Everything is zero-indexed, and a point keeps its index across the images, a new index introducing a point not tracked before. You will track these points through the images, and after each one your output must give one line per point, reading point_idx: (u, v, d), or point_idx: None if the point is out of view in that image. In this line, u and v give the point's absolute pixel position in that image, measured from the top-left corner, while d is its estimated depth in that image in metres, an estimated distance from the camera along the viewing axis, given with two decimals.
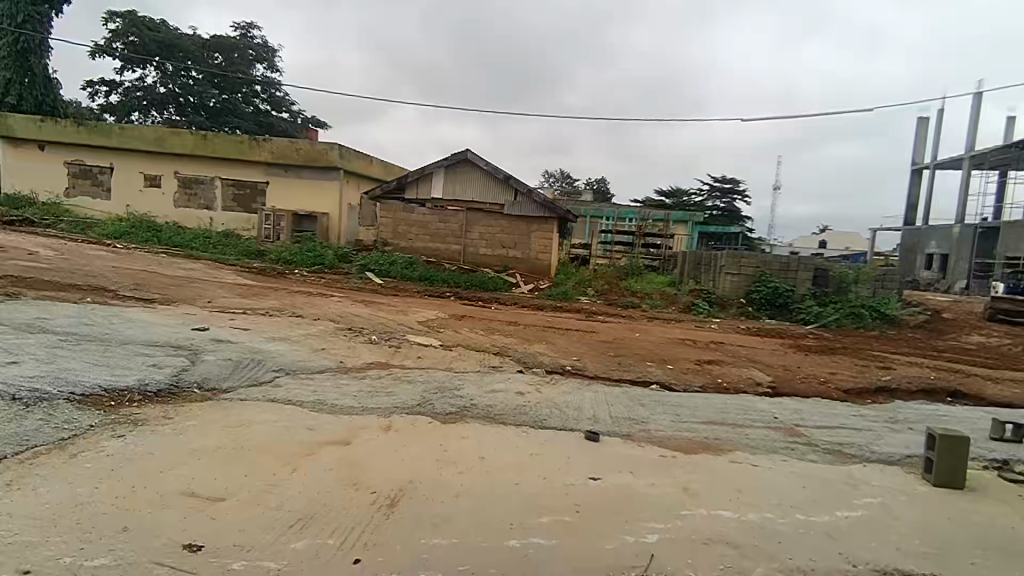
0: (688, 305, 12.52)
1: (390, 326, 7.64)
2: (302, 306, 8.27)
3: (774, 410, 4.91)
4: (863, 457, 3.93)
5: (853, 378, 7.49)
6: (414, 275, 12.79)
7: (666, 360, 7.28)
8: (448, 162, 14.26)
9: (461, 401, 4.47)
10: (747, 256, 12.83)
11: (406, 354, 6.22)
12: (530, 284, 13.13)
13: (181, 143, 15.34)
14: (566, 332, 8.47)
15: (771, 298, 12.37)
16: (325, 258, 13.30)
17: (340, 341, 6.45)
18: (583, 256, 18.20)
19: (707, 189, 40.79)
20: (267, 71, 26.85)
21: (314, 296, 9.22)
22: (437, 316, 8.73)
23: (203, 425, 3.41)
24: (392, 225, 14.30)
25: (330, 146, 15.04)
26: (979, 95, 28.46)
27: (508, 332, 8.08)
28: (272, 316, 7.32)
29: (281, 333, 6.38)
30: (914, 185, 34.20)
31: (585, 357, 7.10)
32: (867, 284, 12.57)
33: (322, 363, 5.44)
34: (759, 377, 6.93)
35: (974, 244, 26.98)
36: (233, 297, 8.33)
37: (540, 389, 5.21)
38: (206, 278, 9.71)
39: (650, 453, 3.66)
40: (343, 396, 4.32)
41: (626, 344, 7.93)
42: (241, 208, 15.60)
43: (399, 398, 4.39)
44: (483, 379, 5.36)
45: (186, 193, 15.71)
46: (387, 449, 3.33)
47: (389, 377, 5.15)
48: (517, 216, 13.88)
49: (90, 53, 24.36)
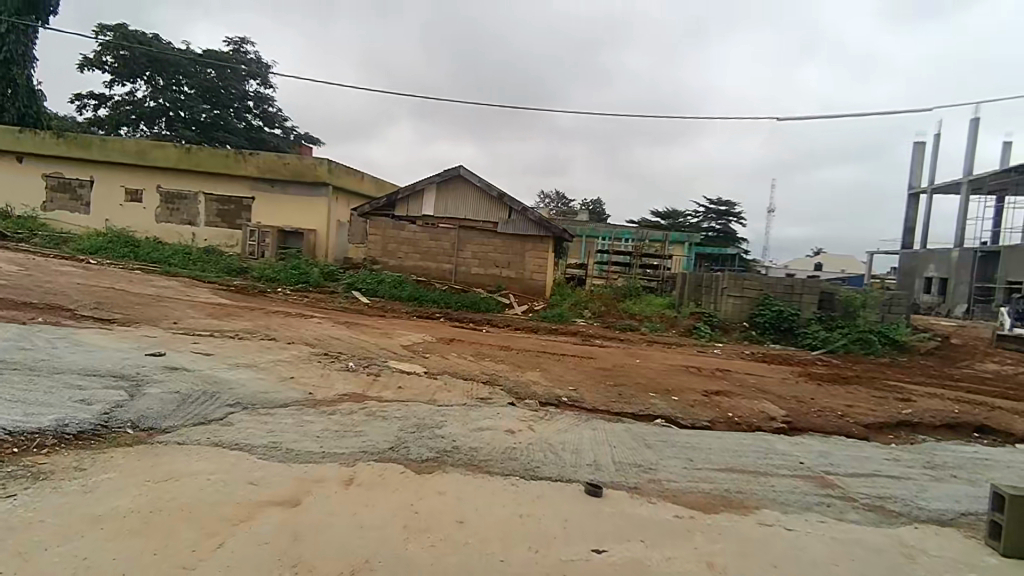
0: (688, 329, 11.99)
1: (371, 351, 7.04)
2: (278, 328, 7.67)
3: (799, 454, 4.33)
4: (911, 516, 3.34)
5: (873, 411, 6.91)
6: (402, 295, 12.22)
7: (670, 390, 6.69)
8: (440, 177, 13.77)
9: (441, 443, 3.87)
10: (750, 278, 12.32)
11: (385, 384, 5.62)
12: (524, 305, 12.58)
13: (164, 157, 14.85)
14: (561, 357, 7.89)
15: (776, 322, 11.84)
16: (309, 276, 12.73)
17: (313, 368, 5.84)
18: (580, 276, 17.64)
19: (703, 210, 40.58)
20: (260, 86, 26.50)
21: (293, 317, 8.62)
22: (424, 340, 8.13)
23: (120, 480, 2.81)
24: (381, 242, 13.76)
25: (319, 161, 14.57)
26: (977, 118, 28.40)
27: (499, 358, 7.49)
28: (242, 340, 6.72)
29: (247, 360, 5.77)
30: (910, 209, 34.01)
31: (582, 387, 6.51)
32: (875, 308, 12.05)
33: (289, 395, 4.84)
34: (773, 410, 6.35)
35: (974, 267, 26.64)
36: (203, 318, 7.72)
37: (533, 426, 4.61)
38: (178, 296, 9.12)
39: (664, 512, 3.07)
40: (303, 437, 3.72)
41: (626, 372, 7.34)
42: (225, 224, 15.03)
43: (368, 440, 3.79)
44: (468, 415, 4.76)
45: (168, 208, 15.15)
46: (344, 509, 2.72)
47: (363, 411, 4.54)
48: (510, 234, 13.38)
49: (79, 66, 23.96)
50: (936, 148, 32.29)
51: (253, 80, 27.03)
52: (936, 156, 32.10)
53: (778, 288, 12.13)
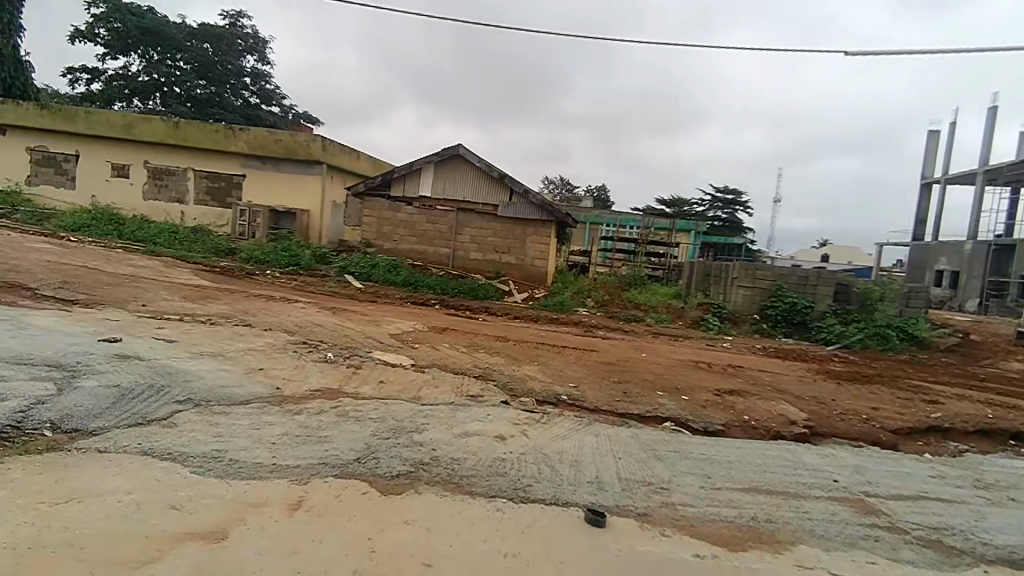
0: (696, 320, 11.44)
1: (355, 340, 6.49)
2: (258, 312, 7.13)
3: (832, 471, 3.77)
4: (975, 555, 2.79)
5: (900, 414, 6.35)
6: (397, 279, 11.67)
7: (679, 389, 6.12)
8: (438, 157, 13.14)
9: (418, 453, 3.31)
10: (762, 268, 11.71)
11: (366, 378, 5.05)
12: (524, 293, 12.02)
13: (152, 132, 14.24)
14: (561, 350, 7.34)
15: (788, 315, 11.28)
16: (300, 259, 12.17)
17: (286, 359, 5.29)
18: (582, 264, 17.06)
19: (709, 198, 39.91)
20: (257, 62, 25.78)
21: (275, 301, 8.06)
22: (414, 328, 7.58)
23: (4, 502, 2.26)
24: (376, 224, 13.17)
25: (313, 138, 13.94)
26: (995, 107, 27.55)
27: (494, 349, 6.93)
28: (213, 325, 6.17)
29: (214, 348, 5.23)
30: (923, 199, 33.24)
31: (583, 384, 5.96)
32: (894, 302, 11.43)
33: (253, 390, 4.30)
34: (792, 413, 5.80)
35: (988, 260, 25.96)
36: (176, 300, 7.18)
37: (528, 431, 4.05)
38: (155, 277, 8.58)
39: (682, 550, 2.51)
40: (253, 444, 3.16)
41: (632, 367, 6.80)
42: (215, 202, 14.43)
43: (332, 448, 3.23)
44: (455, 417, 4.20)
45: (156, 185, 14.55)
46: (281, 546, 2.16)
47: (333, 411, 3.99)
48: (511, 218, 12.78)
49: (70, 38, 23.26)
50: (952, 137, 31.48)
51: (250, 55, 26.31)
52: (951, 146, 31.31)
53: (792, 278, 11.53)
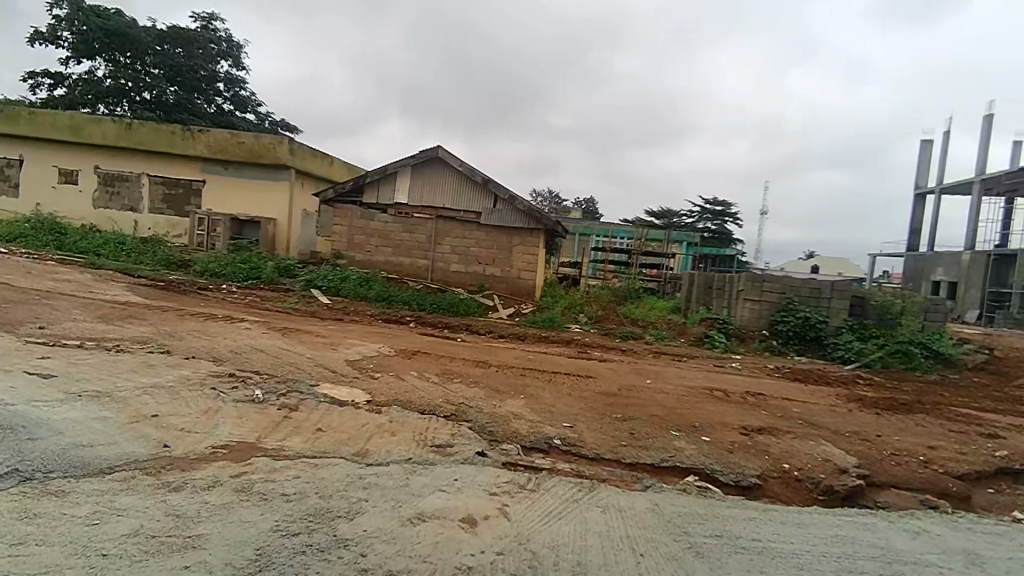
0: (699, 338, 10.37)
1: (299, 369, 5.31)
2: (187, 335, 5.93)
3: (941, 569, 2.65)
4: None
5: (963, 452, 5.25)
6: (369, 294, 10.51)
7: (698, 427, 5.01)
8: (415, 159, 11.95)
9: (336, 565, 2.17)
10: (770, 280, 10.65)
11: (298, 424, 3.88)
12: (510, 309, 10.91)
13: (102, 134, 13.01)
14: (552, 377, 6.19)
15: (801, 331, 10.22)
16: (261, 272, 10.98)
17: (198, 401, 4.12)
18: (573, 276, 15.96)
19: (698, 210, 39.17)
20: (231, 67, 24.56)
21: (216, 320, 6.87)
22: (378, 352, 6.40)
23: None
24: (347, 234, 12.02)
25: (279, 139, 12.78)
26: (990, 116, 27.04)
27: (472, 378, 5.77)
28: (121, 354, 4.99)
29: (104, 388, 4.06)
30: (917, 210, 32.66)
31: (581, 423, 4.81)
32: (916, 316, 10.38)
33: (129, 450, 3.15)
34: (839, 458, 4.70)
35: (988, 271, 25.23)
36: (89, 322, 5.98)
37: (507, 508, 2.90)
38: (77, 293, 7.36)
39: None
40: (65, 565, 2.03)
41: (637, 399, 5.67)
42: (171, 210, 13.17)
43: (195, 563, 2.09)
44: (407, 486, 3.03)
45: (107, 192, 13.29)
46: None
47: (231, 485, 2.84)
48: (495, 226, 11.64)
49: (29, 41, 21.95)
50: (945, 147, 30.99)
51: (223, 60, 25.13)
52: (945, 154, 30.76)
53: (804, 291, 10.50)
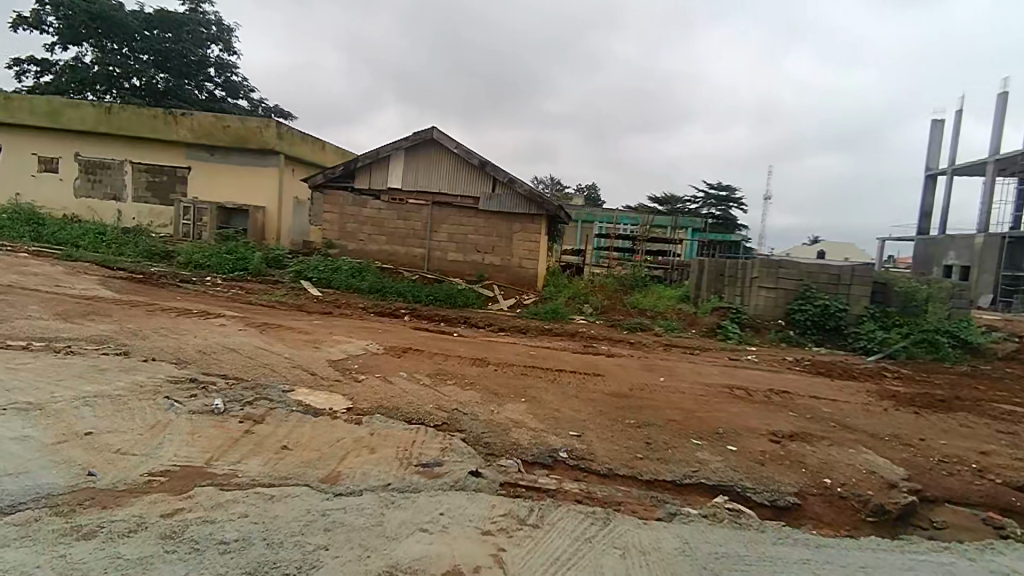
0: (711, 328, 9.79)
1: (274, 371, 4.74)
2: (152, 334, 5.37)
3: None
4: None
5: (1018, 459, 4.67)
6: (362, 284, 9.94)
7: (722, 433, 4.44)
8: (408, 142, 11.29)
9: None
10: (786, 266, 10.07)
11: (260, 441, 3.32)
12: (511, 299, 10.34)
13: (81, 119, 12.40)
14: (557, 377, 5.62)
15: (820, 320, 9.62)
16: (248, 262, 10.42)
17: (148, 413, 3.56)
18: (577, 264, 15.35)
19: (702, 196, 38.46)
20: (222, 51, 23.80)
21: (189, 315, 6.30)
22: (365, 350, 5.84)
23: None
24: (339, 222, 11.43)
25: (266, 123, 12.15)
26: (1005, 93, 26.14)
27: (468, 378, 5.20)
28: (70, 357, 4.43)
29: (37, 400, 3.50)
30: (928, 193, 31.85)
31: (589, 431, 4.25)
32: (942, 303, 9.75)
33: (42, 481, 2.59)
34: (884, 469, 4.13)
35: (1002, 254, 24.49)
36: (45, 320, 5.42)
37: (503, 555, 2.34)
38: (42, 288, 6.80)
39: None
40: None
41: (651, 401, 5.09)
42: (156, 199, 12.58)
43: None
44: (380, 524, 2.47)
45: (89, 181, 12.69)
46: None
47: (156, 530, 2.28)
48: (494, 212, 11.02)
49: (13, 26, 21.26)
50: (957, 127, 30.11)
51: (214, 44, 24.40)
52: (957, 135, 29.90)
53: (822, 277, 9.89)
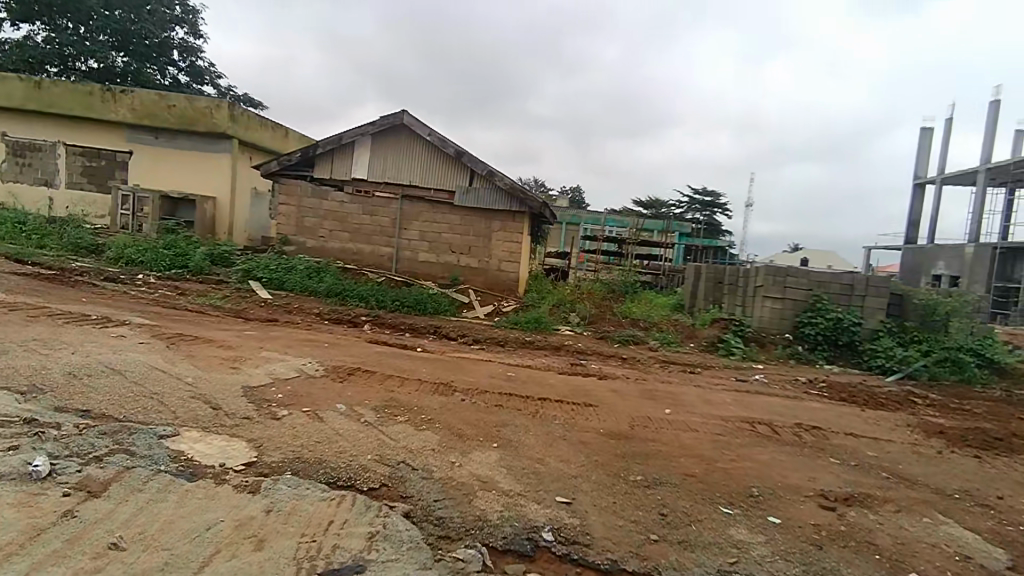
0: (712, 341, 8.76)
1: (164, 403, 3.54)
2: (15, 349, 4.12)
3: None
4: None
5: None
6: (318, 286, 8.74)
7: (758, 496, 3.33)
8: (375, 126, 10.08)
9: None
10: (795, 274, 9.00)
11: (79, 533, 2.15)
12: (489, 306, 9.22)
13: (7, 95, 11.01)
14: (540, 408, 4.48)
15: (833, 334, 8.62)
16: (189, 259, 9.16)
17: None
18: (562, 269, 14.27)
19: (688, 200, 37.71)
20: (187, 34, 22.26)
21: (83, 323, 5.04)
22: (299, 371, 4.65)
23: None
24: (297, 215, 10.20)
25: (217, 103, 10.84)
26: (997, 102, 25.62)
27: (427, 413, 4.03)
28: None
29: None
30: (915, 201, 31.43)
31: (584, 496, 3.11)
32: (967, 317, 8.70)
33: None
34: (981, 552, 3.03)
35: (992, 265, 23.92)
36: None
37: None
38: None
39: None
40: None
41: (660, 444, 3.97)
42: (93, 185, 11.22)
43: None
44: None
45: (16, 163, 11.29)
46: None
47: None
48: (470, 207, 9.87)
49: None
50: (947, 135, 29.59)
51: (179, 27, 22.88)
52: (946, 144, 29.42)
53: (833, 287, 8.92)
